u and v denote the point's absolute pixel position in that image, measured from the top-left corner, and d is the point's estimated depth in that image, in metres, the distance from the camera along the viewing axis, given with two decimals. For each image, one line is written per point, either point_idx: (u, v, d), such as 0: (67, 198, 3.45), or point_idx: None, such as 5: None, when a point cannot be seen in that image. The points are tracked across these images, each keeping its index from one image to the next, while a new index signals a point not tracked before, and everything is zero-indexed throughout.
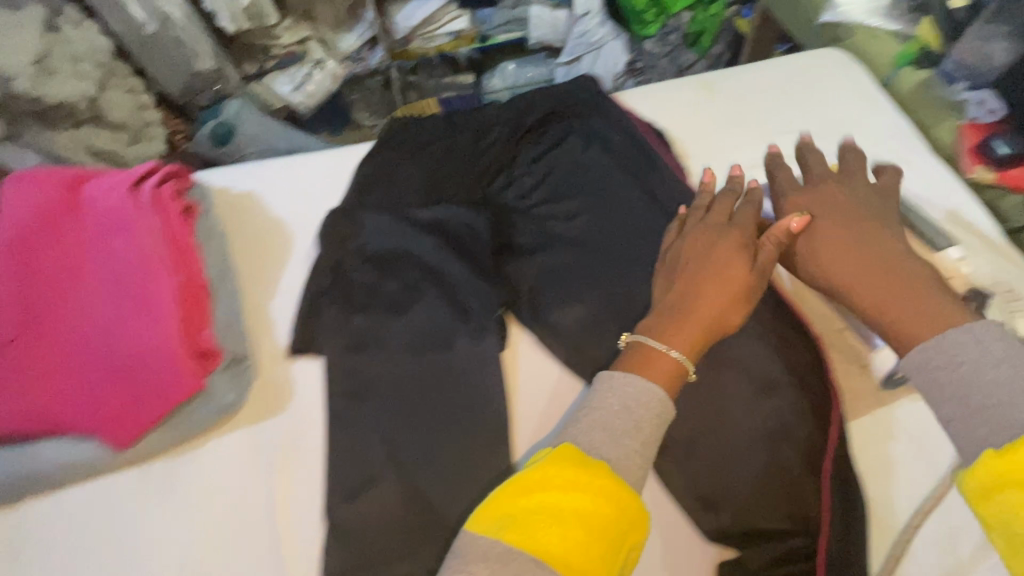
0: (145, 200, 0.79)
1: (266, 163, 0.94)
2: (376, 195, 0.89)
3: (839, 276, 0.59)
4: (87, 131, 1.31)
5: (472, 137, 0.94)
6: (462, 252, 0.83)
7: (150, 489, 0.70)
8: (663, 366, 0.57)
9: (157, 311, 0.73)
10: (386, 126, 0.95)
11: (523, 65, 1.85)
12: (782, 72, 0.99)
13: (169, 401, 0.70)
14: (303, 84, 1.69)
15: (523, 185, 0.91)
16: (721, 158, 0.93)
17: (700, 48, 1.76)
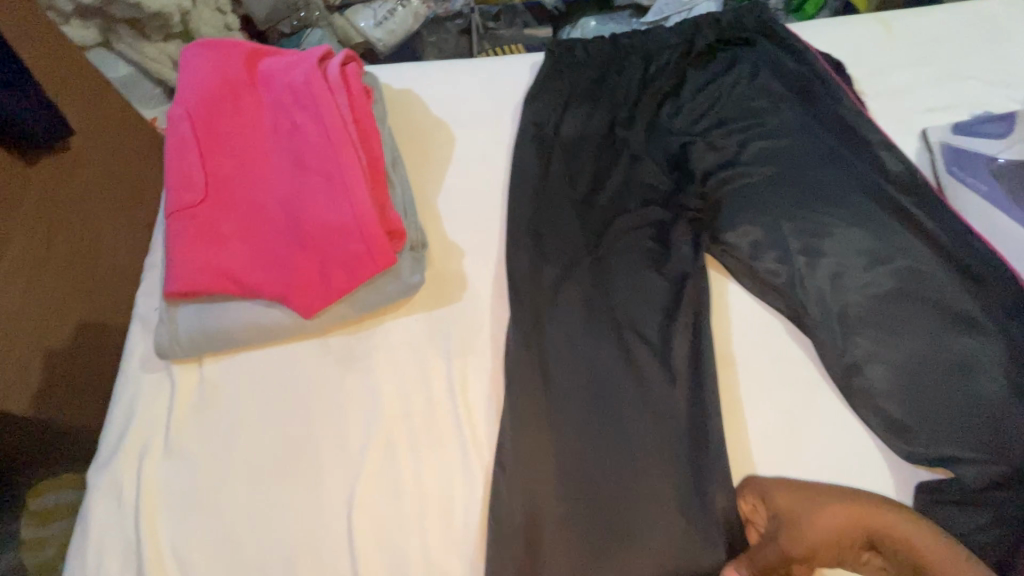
0: (331, 76, 0.77)
1: (434, 68, 0.94)
2: (543, 107, 0.87)
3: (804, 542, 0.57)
4: (176, 45, 1.27)
5: (642, 62, 0.91)
6: (644, 174, 0.83)
7: (333, 358, 0.71)
8: None
9: (342, 183, 0.71)
10: (552, 44, 0.92)
11: (606, 20, 1.76)
12: (957, 20, 0.95)
13: (354, 272, 0.68)
14: (384, 21, 1.68)
15: (692, 112, 0.88)
16: (897, 99, 0.88)
17: (803, 14, 1.69)
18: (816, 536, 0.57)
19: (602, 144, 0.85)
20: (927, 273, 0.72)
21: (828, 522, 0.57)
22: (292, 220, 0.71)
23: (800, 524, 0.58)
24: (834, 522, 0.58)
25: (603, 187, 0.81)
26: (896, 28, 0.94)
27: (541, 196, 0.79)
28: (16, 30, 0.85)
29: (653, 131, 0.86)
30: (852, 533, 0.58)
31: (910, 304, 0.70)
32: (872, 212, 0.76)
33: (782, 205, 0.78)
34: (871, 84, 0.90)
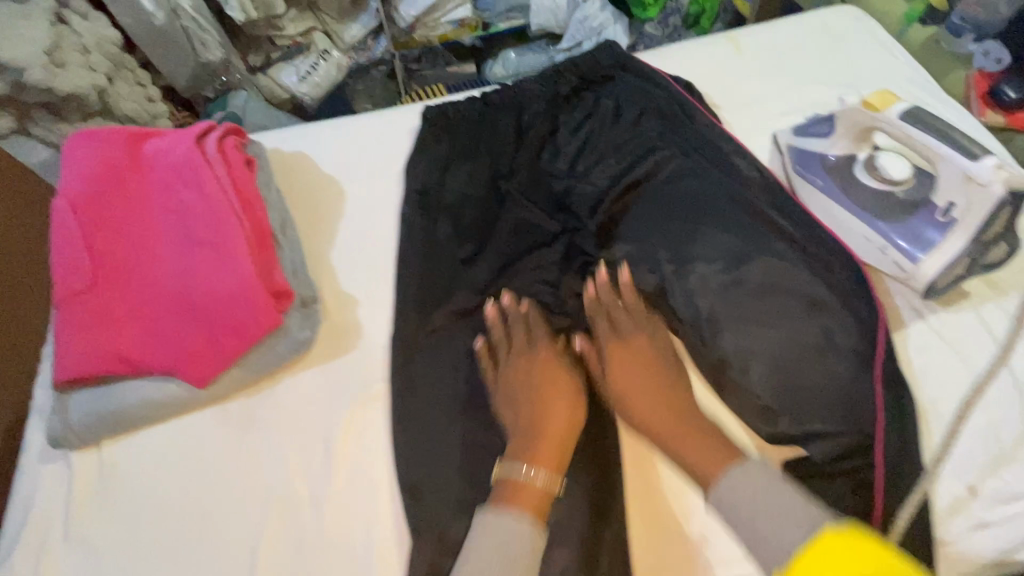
0: (210, 151, 0.81)
1: (317, 142, 0.96)
2: (425, 162, 0.91)
3: (619, 382, 0.69)
4: (97, 123, 1.25)
5: (513, 115, 0.95)
6: (531, 224, 0.86)
7: (234, 423, 0.72)
8: (527, 498, 0.59)
9: (227, 252, 0.74)
10: (424, 114, 0.95)
11: (524, 53, 1.85)
12: (798, 29, 1.05)
13: (243, 336, 0.71)
14: (308, 75, 1.71)
15: (569, 154, 0.93)
16: (751, 107, 0.96)
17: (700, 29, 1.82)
18: (622, 371, 0.70)
19: (488, 198, 0.89)
20: (780, 266, 0.78)
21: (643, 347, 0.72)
22: (181, 295, 0.73)
23: (623, 351, 0.71)
24: (648, 348, 0.72)
25: (494, 240, 0.84)
26: (746, 44, 1.03)
27: (426, 238, 0.84)
28: None
29: (536, 180, 0.91)
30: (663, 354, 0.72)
31: (770, 296, 0.76)
32: (733, 214, 0.84)
33: (662, 234, 0.83)
34: (727, 97, 0.98)
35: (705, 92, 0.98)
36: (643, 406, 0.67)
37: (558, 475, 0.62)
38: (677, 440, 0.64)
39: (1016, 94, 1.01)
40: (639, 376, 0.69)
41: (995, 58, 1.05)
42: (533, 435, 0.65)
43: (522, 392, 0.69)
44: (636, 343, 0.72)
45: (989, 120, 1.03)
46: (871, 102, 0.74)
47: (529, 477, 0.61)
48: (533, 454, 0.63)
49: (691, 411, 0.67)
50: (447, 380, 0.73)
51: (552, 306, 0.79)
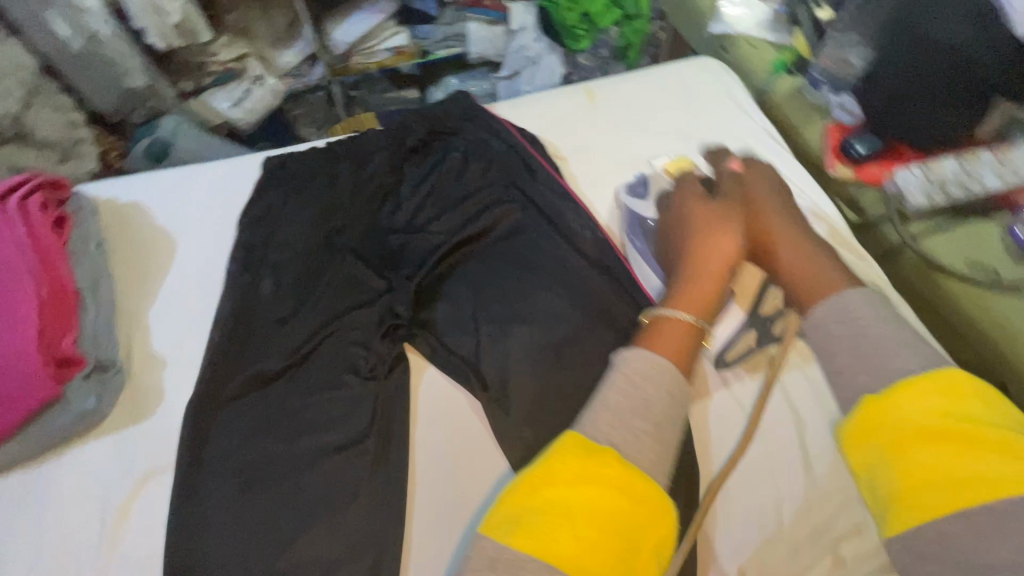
0: (11, 209, 0.78)
1: (154, 195, 0.94)
2: (258, 216, 0.89)
3: (779, 259, 0.75)
4: (11, 151, 1.21)
5: (354, 167, 0.94)
6: (357, 282, 0.85)
7: (5, 499, 0.69)
8: (672, 334, 0.66)
9: (11, 318, 0.71)
10: (262, 167, 0.94)
11: (467, 79, 1.85)
12: (655, 81, 1.05)
13: (16, 408, 0.67)
14: (242, 100, 1.62)
15: (409, 208, 0.93)
16: (598, 162, 0.97)
17: (628, 61, 1.81)
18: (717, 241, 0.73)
19: (317, 254, 0.87)
20: (590, 333, 0.79)
21: (775, 225, 0.77)
22: None
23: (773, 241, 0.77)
24: (775, 224, 0.77)
25: (314, 300, 0.82)
26: (600, 95, 1.04)
27: (243, 295, 0.82)
28: None
29: (371, 236, 0.90)
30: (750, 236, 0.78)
31: (575, 362, 0.77)
32: (556, 273, 0.84)
33: (485, 294, 0.83)
34: (574, 149, 0.98)
35: (552, 145, 0.98)
36: (777, 229, 0.77)
37: (700, 310, 0.69)
38: (780, 243, 0.76)
39: (864, 149, 1.02)
40: (774, 219, 0.78)
41: (850, 111, 1.08)
42: (693, 274, 0.72)
43: (678, 221, 0.78)
44: (755, 222, 0.78)
45: (839, 173, 1.05)
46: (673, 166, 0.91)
47: (678, 316, 0.67)
48: (680, 297, 0.70)
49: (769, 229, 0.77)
50: (236, 451, 0.70)
51: (362, 371, 0.77)
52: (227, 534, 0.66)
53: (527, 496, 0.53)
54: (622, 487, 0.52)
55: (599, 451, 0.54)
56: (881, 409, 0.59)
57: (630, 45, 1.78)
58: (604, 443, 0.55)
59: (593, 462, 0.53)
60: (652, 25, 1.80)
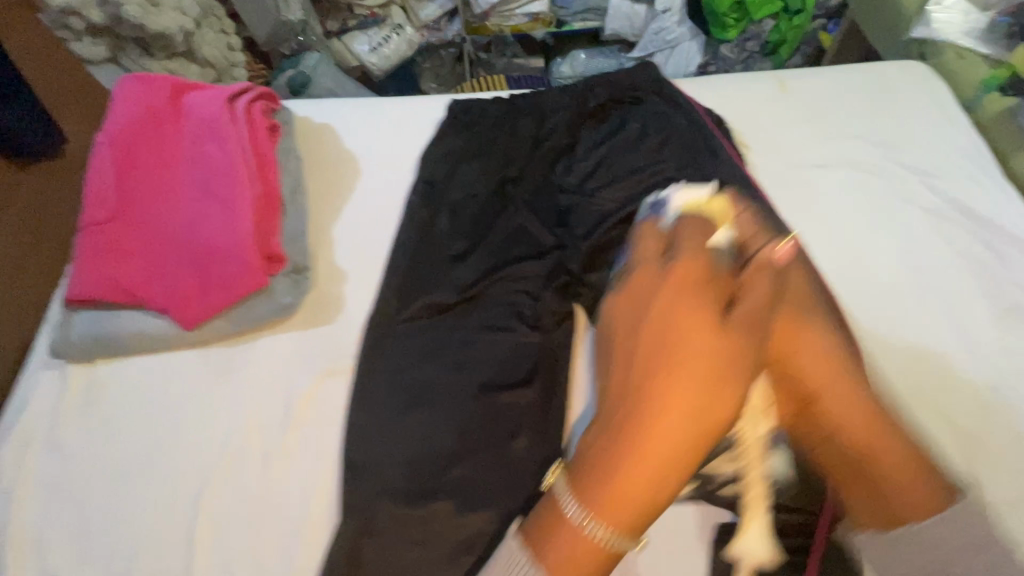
0: (239, 112, 0.86)
1: (346, 119, 1.00)
2: (440, 155, 0.93)
3: (740, 311, 0.45)
4: (179, 64, 1.32)
5: (534, 122, 0.95)
6: (526, 232, 0.87)
7: (209, 368, 0.77)
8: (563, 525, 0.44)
9: (235, 211, 0.79)
10: (448, 109, 0.97)
11: (595, 55, 1.82)
12: (856, 79, 0.98)
13: (232, 291, 0.75)
14: (379, 47, 1.71)
15: (581, 170, 0.92)
16: (783, 155, 0.93)
17: (777, 58, 1.71)
18: (701, 345, 0.43)
19: (492, 199, 0.89)
20: None
21: (700, 354, 0.43)
22: (185, 241, 0.79)
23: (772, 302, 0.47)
24: (710, 353, 0.43)
25: (487, 244, 0.85)
26: (792, 87, 0.98)
27: (421, 226, 0.86)
28: None
29: (542, 191, 0.91)
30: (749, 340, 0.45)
31: None
32: None
33: None
34: (758, 138, 0.94)
35: (736, 129, 0.95)
36: (806, 360, 0.55)
37: (638, 526, 0.43)
38: (826, 379, 0.55)
39: None
40: (825, 343, 0.56)
41: None
42: (618, 430, 0.43)
43: (625, 328, 0.45)
44: (750, 301, 0.46)
45: None
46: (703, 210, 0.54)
47: (658, 482, 0.43)
48: (622, 477, 0.42)
49: (806, 352, 0.55)
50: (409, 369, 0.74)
51: (527, 317, 0.79)
52: (397, 442, 0.69)
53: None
54: None
55: None
56: None
57: (783, 41, 1.67)
58: None
59: None
60: (814, 22, 1.68)
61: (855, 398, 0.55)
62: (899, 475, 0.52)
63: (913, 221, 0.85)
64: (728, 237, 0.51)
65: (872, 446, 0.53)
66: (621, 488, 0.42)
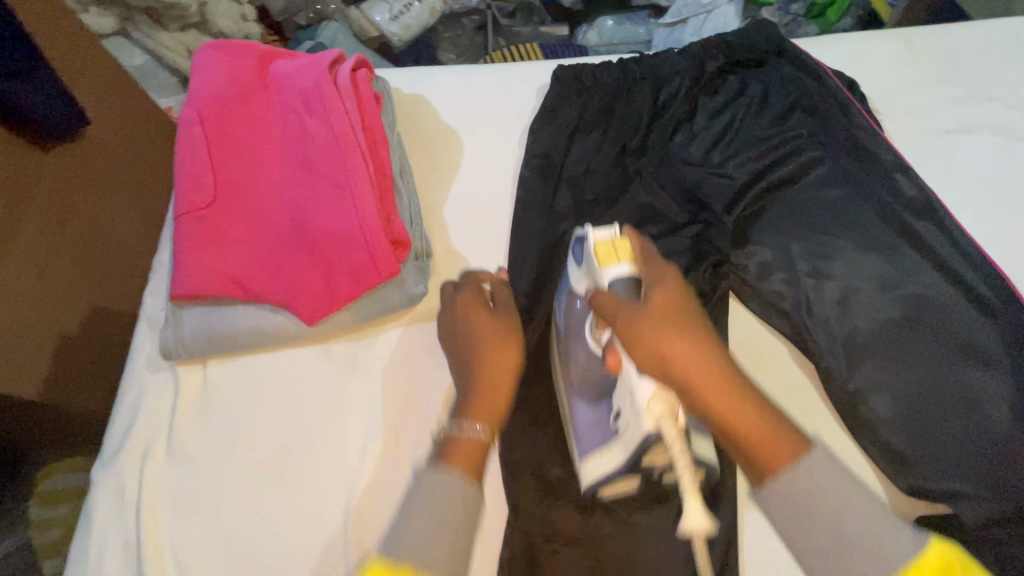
0: (342, 81, 0.77)
1: (438, 89, 0.92)
2: (553, 126, 0.86)
3: (678, 334, 0.52)
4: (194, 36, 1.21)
5: (651, 88, 0.88)
6: (656, 208, 0.82)
7: (335, 365, 0.72)
8: (462, 451, 0.55)
9: (353, 191, 0.71)
10: (555, 74, 0.89)
11: (623, 21, 1.67)
12: (985, 36, 0.92)
13: (361, 280, 0.69)
14: (400, 15, 1.60)
15: (705, 139, 0.86)
16: (917, 120, 0.87)
17: (824, 21, 1.61)
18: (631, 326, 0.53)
19: (614, 172, 0.84)
20: (934, 303, 0.71)
21: (674, 346, 0.51)
22: (299, 227, 0.71)
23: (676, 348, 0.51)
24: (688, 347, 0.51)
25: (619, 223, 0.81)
26: (919, 46, 0.92)
27: (544, 205, 0.81)
28: (38, 16, 0.82)
29: (666, 164, 0.84)
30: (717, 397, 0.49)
31: (913, 333, 0.70)
32: (881, 233, 0.77)
33: (809, 240, 0.77)
34: (889, 102, 0.88)
35: (866, 93, 0.89)
36: (648, 311, 0.54)
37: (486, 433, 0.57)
38: (672, 346, 0.51)
39: None
40: (691, 317, 0.53)
41: None
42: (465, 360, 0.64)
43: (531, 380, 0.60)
44: (684, 367, 0.50)
45: None
46: (599, 253, 0.59)
47: (466, 431, 0.57)
48: (463, 434, 0.56)
49: (658, 325, 0.52)
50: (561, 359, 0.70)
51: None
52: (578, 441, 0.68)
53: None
54: None
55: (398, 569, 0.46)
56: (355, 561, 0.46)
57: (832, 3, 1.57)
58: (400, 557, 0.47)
59: None
60: None
61: (734, 390, 0.50)
62: (769, 445, 0.48)
63: None
64: (623, 268, 0.58)
65: (741, 430, 0.49)
66: (478, 403, 0.59)
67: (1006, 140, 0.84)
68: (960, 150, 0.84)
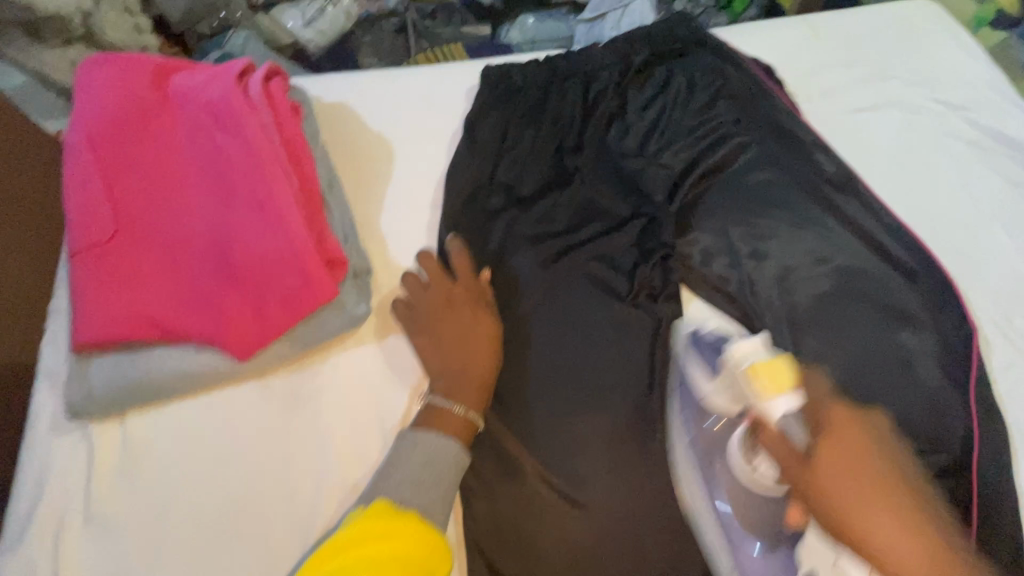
0: (254, 93, 0.71)
1: (365, 96, 0.88)
2: (487, 129, 0.84)
3: (836, 493, 0.48)
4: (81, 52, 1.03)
5: (581, 84, 0.88)
6: (597, 206, 0.82)
7: (276, 401, 0.67)
8: (454, 423, 0.64)
9: (278, 212, 0.66)
10: (483, 76, 0.87)
11: (543, 18, 1.66)
12: (880, 21, 0.99)
13: (295, 307, 0.64)
14: (314, 21, 1.54)
15: (638, 132, 0.86)
16: (831, 101, 0.92)
17: (732, 12, 1.64)
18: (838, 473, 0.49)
19: (554, 172, 0.83)
20: (864, 274, 0.76)
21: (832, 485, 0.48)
22: (220, 256, 0.65)
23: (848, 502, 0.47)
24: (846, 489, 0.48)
25: (565, 225, 0.80)
26: (825, 31, 0.97)
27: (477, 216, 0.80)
28: None
29: (603, 159, 0.85)
30: (879, 501, 0.47)
31: (843, 303, 0.74)
32: (810, 211, 0.80)
33: (749, 224, 0.80)
34: (803, 86, 0.93)
35: (782, 78, 0.92)
36: (848, 496, 0.47)
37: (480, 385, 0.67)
38: (868, 516, 0.46)
39: None
40: (867, 467, 0.48)
41: None
42: (450, 372, 0.67)
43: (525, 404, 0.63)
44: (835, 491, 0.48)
45: None
46: (764, 379, 0.55)
47: (459, 410, 0.65)
48: (446, 423, 0.64)
49: (851, 497, 0.47)
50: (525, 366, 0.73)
51: (623, 295, 0.77)
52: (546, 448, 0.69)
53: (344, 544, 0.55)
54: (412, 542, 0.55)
55: (400, 516, 0.57)
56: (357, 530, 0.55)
57: None
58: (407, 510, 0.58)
59: (393, 525, 0.56)
60: None
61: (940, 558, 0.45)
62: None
63: (962, 155, 0.87)
64: (789, 404, 0.54)
65: None
66: (453, 420, 0.64)
67: (909, 115, 0.90)
68: (871, 127, 0.90)
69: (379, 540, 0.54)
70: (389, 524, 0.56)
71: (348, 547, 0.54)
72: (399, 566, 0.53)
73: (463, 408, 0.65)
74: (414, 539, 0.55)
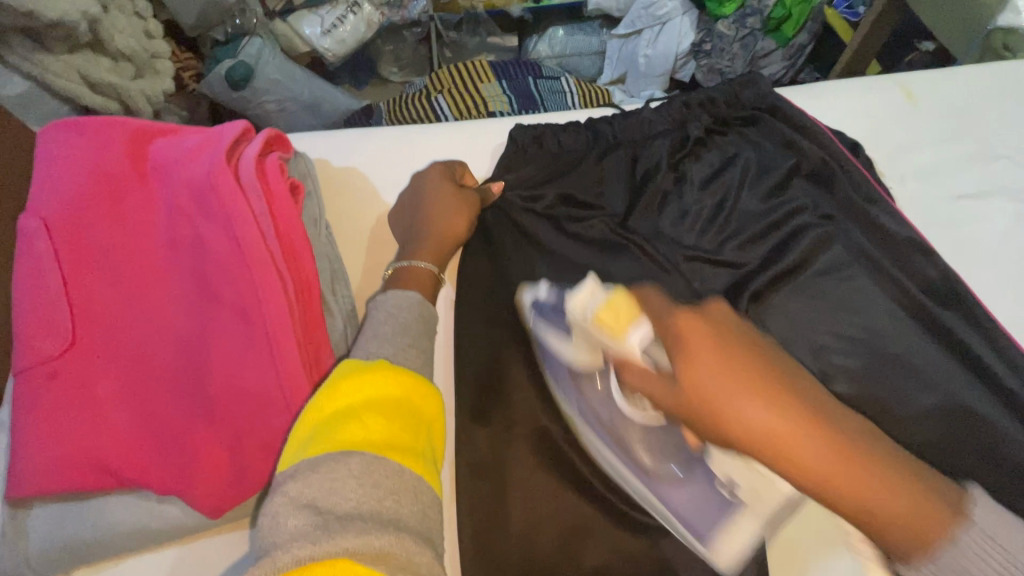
0: (243, 172, 0.58)
1: (381, 160, 0.75)
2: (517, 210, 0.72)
3: (754, 427, 0.38)
4: (87, 60, 0.86)
5: (626, 159, 0.75)
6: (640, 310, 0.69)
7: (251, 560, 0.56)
8: (418, 278, 0.63)
9: (264, 331, 0.54)
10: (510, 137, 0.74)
11: (574, 31, 1.51)
12: (979, 86, 0.84)
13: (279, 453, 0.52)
14: (333, 29, 1.35)
15: (695, 218, 0.72)
16: (924, 183, 0.77)
17: (781, 36, 1.40)
18: (747, 418, 0.38)
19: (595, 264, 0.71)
20: (977, 417, 0.62)
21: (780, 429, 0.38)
22: (193, 384, 0.53)
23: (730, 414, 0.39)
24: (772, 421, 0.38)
25: None
26: (921, 96, 0.83)
27: (506, 317, 0.69)
28: None
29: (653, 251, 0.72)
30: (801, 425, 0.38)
31: (941, 453, 0.61)
32: (908, 329, 0.66)
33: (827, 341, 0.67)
34: (893, 164, 0.79)
35: (869, 155, 0.78)
36: (706, 385, 0.40)
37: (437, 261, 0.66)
38: (753, 418, 0.38)
39: None
40: (748, 368, 0.40)
41: None
42: (418, 238, 0.67)
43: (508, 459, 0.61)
44: (728, 419, 0.39)
45: None
46: (605, 321, 0.49)
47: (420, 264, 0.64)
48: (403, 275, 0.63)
49: (733, 399, 0.39)
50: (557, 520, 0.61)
51: None
52: None
53: (318, 414, 0.46)
54: (400, 391, 0.47)
55: (368, 365, 0.48)
56: (331, 394, 0.46)
57: (788, 16, 1.37)
58: (376, 358, 0.49)
59: (368, 380, 0.46)
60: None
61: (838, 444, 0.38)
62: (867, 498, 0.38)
63: None
64: (641, 332, 0.47)
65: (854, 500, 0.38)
66: (415, 277, 0.63)
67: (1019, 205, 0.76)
68: (973, 217, 0.75)
69: (353, 396, 0.45)
70: (356, 376, 0.47)
71: (325, 407, 0.45)
72: (384, 406, 0.45)
73: (425, 264, 0.65)
74: (397, 382, 0.47)
